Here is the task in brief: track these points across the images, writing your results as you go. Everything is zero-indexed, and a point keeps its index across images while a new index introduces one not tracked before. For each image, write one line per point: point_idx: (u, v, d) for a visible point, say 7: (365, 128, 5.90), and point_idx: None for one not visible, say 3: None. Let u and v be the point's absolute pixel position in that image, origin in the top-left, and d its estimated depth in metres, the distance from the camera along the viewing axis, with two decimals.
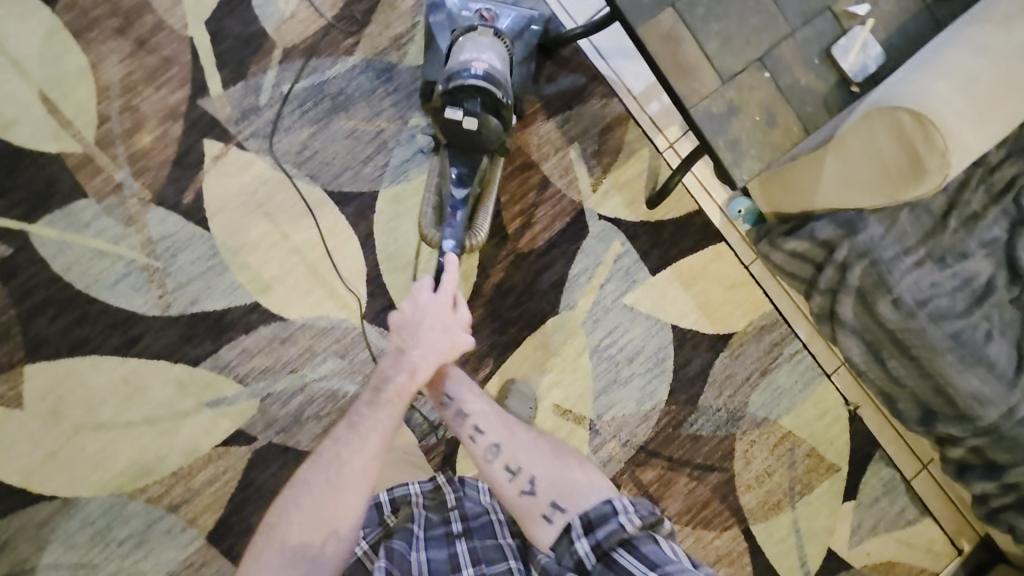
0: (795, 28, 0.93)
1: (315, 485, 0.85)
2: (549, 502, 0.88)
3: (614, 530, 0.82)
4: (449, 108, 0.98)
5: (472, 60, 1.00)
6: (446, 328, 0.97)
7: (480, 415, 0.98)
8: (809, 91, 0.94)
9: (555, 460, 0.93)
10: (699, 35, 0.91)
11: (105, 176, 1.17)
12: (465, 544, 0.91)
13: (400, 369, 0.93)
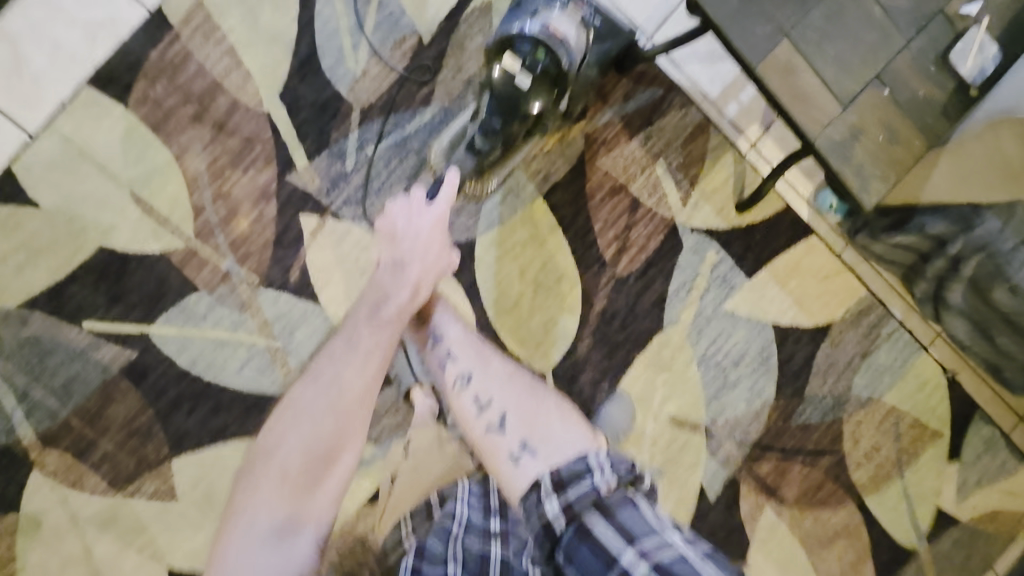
0: (909, 38, 0.92)
1: (306, 410, 0.84)
2: (517, 441, 0.91)
3: (584, 490, 0.79)
4: (507, 52, 1.01)
5: (548, 22, 1.01)
6: (421, 259, 0.97)
7: (459, 345, 1.02)
8: (927, 102, 0.92)
9: (527, 402, 0.95)
10: (816, 64, 0.90)
11: (211, 267, 1.18)
12: (500, 547, 0.79)
13: (400, 287, 0.95)
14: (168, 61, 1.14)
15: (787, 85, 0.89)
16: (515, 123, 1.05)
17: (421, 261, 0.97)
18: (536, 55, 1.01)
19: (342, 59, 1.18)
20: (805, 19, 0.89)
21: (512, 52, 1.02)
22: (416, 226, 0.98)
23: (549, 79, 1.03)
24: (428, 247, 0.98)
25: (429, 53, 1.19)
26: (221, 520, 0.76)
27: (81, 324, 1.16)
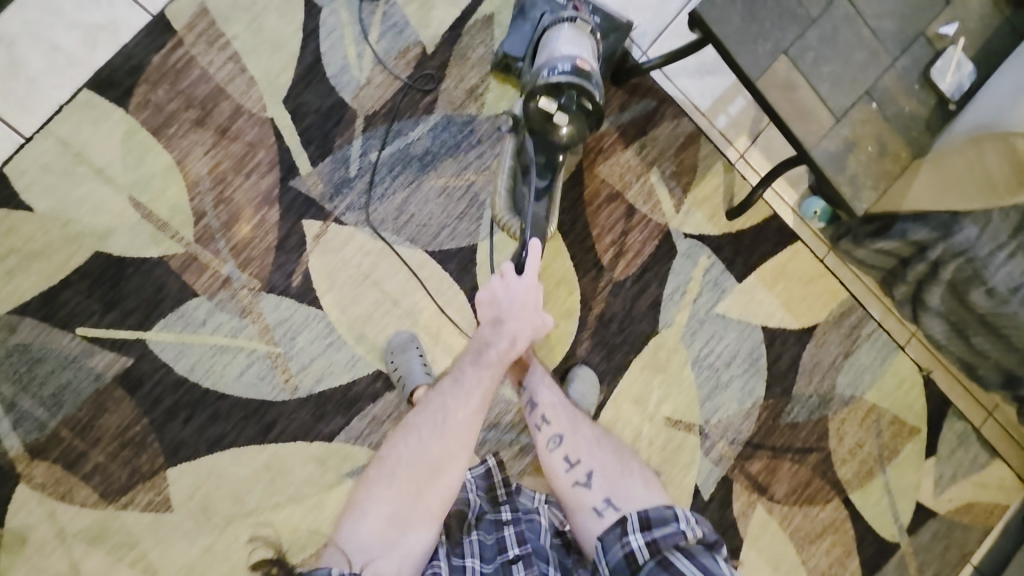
0: (894, 58, 0.98)
1: (422, 427, 0.97)
2: (603, 497, 0.98)
3: (677, 536, 0.88)
4: (544, 99, 1.01)
5: (575, 57, 1.04)
6: (522, 318, 1.02)
7: (550, 406, 1.09)
8: (913, 117, 0.99)
9: (614, 468, 1.03)
10: (813, 80, 0.95)
11: (211, 272, 1.16)
12: (512, 528, 0.97)
13: (501, 337, 1.01)
14: (170, 65, 1.13)
15: (786, 99, 0.94)
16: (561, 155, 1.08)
17: (522, 317, 1.02)
18: (570, 92, 1.02)
19: (346, 66, 1.19)
20: (801, 37, 0.95)
21: (547, 96, 1.02)
22: (512, 287, 1.03)
23: (585, 114, 1.04)
24: (519, 300, 1.02)
25: (433, 62, 1.22)
26: (344, 508, 0.94)
27: (73, 331, 1.13)
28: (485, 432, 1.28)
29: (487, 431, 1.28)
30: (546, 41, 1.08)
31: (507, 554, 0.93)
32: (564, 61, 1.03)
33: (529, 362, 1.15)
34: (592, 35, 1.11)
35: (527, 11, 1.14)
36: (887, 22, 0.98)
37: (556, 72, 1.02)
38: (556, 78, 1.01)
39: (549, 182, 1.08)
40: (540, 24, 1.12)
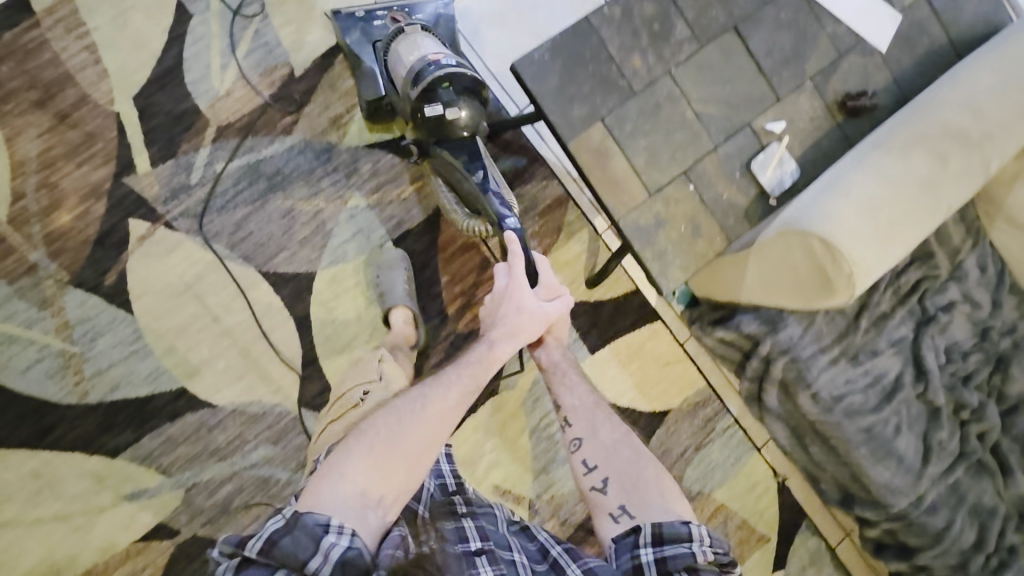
0: (717, 143, 0.97)
1: (402, 411, 0.78)
2: (618, 503, 0.84)
3: (685, 555, 0.75)
4: (428, 108, 1.01)
5: (425, 56, 1.04)
6: (516, 328, 0.92)
7: (573, 409, 0.98)
8: (729, 204, 0.98)
9: (629, 461, 0.88)
10: (627, 150, 0.93)
11: (17, 257, 1.10)
12: (472, 522, 0.81)
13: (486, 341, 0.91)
14: (22, 45, 1.11)
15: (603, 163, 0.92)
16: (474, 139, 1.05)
17: (518, 323, 0.93)
18: (446, 85, 1.02)
19: (207, 76, 1.18)
20: (618, 108, 0.93)
21: (429, 101, 1.01)
22: (512, 298, 0.93)
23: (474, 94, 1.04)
24: (511, 296, 0.93)
25: (299, 86, 1.22)
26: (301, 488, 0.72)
27: None
28: (290, 471, 1.20)
29: (292, 471, 1.20)
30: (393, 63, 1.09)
31: (468, 545, 0.75)
32: (421, 67, 1.03)
33: (547, 349, 1.06)
34: (423, 30, 1.11)
35: (356, 52, 1.18)
36: (712, 108, 0.97)
37: (422, 77, 1.01)
38: (428, 79, 1.00)
39: (482, 171, 1.03)
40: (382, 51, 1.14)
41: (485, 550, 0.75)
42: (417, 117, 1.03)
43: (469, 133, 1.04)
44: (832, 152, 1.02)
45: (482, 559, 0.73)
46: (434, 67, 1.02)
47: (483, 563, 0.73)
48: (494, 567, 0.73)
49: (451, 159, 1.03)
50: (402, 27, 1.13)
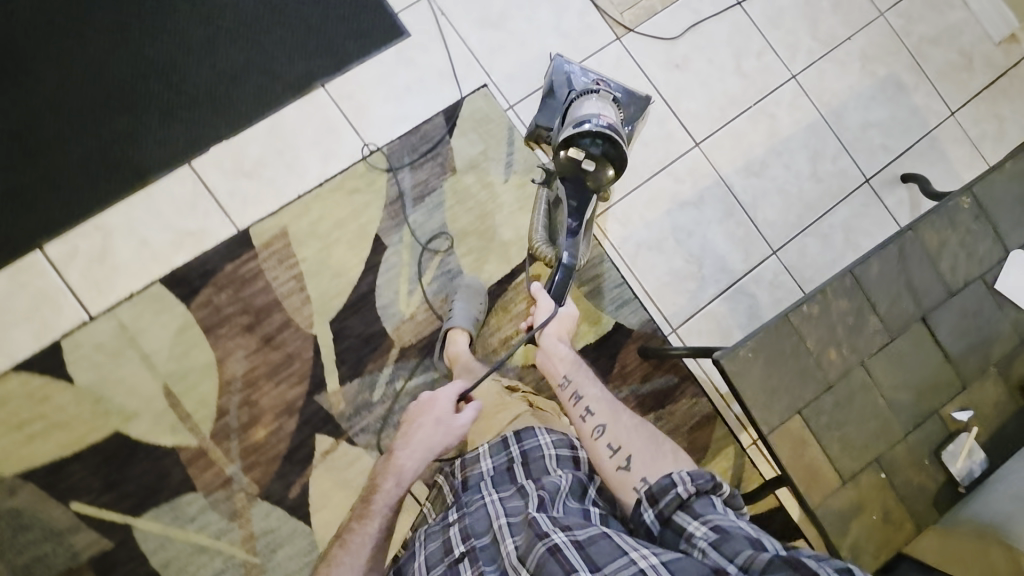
0: (907, 429, 0.99)
1: None
2: (641, 476, 0.87)
3: (672, 500, 0.74)
4: (569, 150, 1.10)
5: (599, 111, 1.12)
6: (425, 438, 0.97)
7: (593, 399, 1.00)
8: (920, 490, 0.98)
9: (617, 413, 0.98)
10: (823, 440, 0.96)
11: (215, 470, 1.19)
12: (457, 525, 0.87)
13: (396, 483, 0.94)
14: (240, 274, 1.26)
15: (751, 369, 0.94)
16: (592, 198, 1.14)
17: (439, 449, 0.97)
18: (598, 143, 1.09)
19: (396, 300, 1.29)
20: (815, 400, 0.97)
21: (574, 146, 1.09)
22: (424, 438, 0.97)
23: (614, 164, 1.11)
24: (440, 422, 0.99)
25: None
26: None
27: (67, 504, 1.15)
28: None
29: None
30: (571, 103, 1.17)
31: (451, 556, 0.83)
32: (588, 117, 1.10)
33: (555, 366, 1.06)
34: (614, 102, 1.17)
35: (555, 89, 1.29)
36: (902, 394, 1.00)
37: (583, 123, 1.09)
38: (586, 130, 1.07)
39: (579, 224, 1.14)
40: (566, 101, 1.21)
41: (466, 549, 0.82)
42: (554, 152, 1.13)
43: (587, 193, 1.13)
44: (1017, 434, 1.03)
45: (463, 564, 0.81)
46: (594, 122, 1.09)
47: (465, 567, 0.80)
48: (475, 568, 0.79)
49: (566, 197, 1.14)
50: (598, 91, 1.18)
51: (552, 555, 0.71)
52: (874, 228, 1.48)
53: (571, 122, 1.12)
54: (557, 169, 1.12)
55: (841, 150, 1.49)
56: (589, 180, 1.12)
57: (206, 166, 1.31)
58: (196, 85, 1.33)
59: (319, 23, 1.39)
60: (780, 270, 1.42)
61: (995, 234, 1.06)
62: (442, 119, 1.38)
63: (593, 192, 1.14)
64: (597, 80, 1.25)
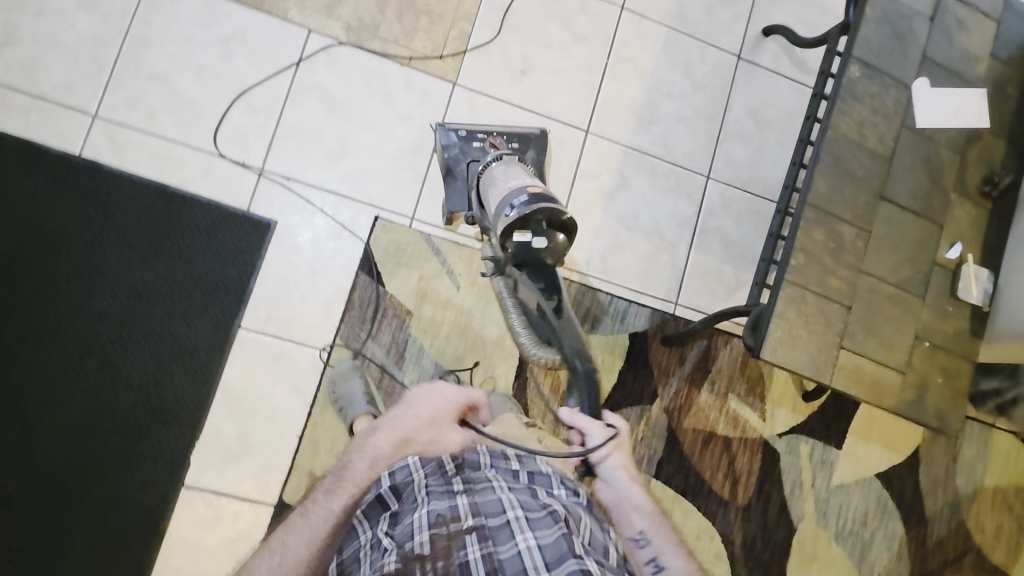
0: (923, 293, 1.09)
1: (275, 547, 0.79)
2: None
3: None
4: (515, 237, 1.02)
5: (525, 184, 1.08)
6: (433, 411, 0.93)
7: None
8: (958, 335, 1.10)
9: None
10: (872, 352, 1.06)
11: None
12: (466, 498, 0.78)
13: (362, 457, 0.87)
14: None
15: (787, 343, 1.02)
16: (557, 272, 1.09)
17: (420, 435, 0.90)
18: (540, 219, 1.02)
19: None
20: (847, 327, 1.05)
21: (519, 231, 1.02)
22: (404, 423, 0.92)
23: (566, 230, 1.05)
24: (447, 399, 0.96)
25: None
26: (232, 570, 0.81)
27: None
28: None
29: None
30: (489, 189, 1.14)
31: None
32: (520, 191, 1.05)
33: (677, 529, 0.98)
34: (515, 159, 1.19)
35: (454, 167, 1.26)
36: (906, 270, 1.09)
37: (513, 201, 1.04)
38: (522, 208, 1.01)
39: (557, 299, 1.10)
40: (474, 178, 1.21)
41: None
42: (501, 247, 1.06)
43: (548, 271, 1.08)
44: (998, 234, 1.14)
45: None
46: (519, 197, 1.04)
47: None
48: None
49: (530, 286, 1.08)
50: (500, 154, 1.21)
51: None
52: (761, 98, 1.52)
53: (500, 205, 1.06)
54: (507, 257, 1.06)
55: (703, 47, 1.49)
56: (549, 254, 1.04)
57: (204, 476, 1.17)
58: (131, 412, 1.15)
59: (191, 264, 1.18)
60: (722, 189, 1.48)
61: (893, 82, 1.11)
62: (367, 276, 1.26)
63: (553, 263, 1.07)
64: (489, 138, 1.28)
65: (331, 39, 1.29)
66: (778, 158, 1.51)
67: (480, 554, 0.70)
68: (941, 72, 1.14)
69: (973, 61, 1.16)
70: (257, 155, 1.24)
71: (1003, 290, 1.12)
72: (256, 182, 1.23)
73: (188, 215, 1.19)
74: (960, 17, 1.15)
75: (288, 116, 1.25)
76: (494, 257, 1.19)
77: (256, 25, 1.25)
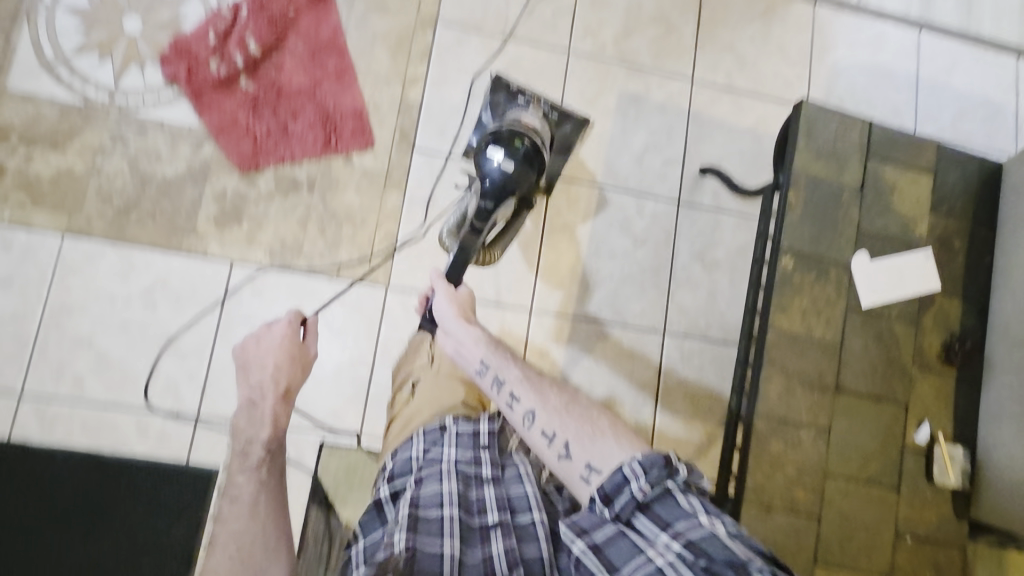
0: (894, 484, 1.04)
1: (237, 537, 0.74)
2: (564, 443, 0.81)
3: (628, 501, 0.73)
4: (490, 150, 1.09)
5: (524, 120, 1.19)
6: (271, 363, 0.90)
7: (515, 381, 0.89)
8: (942, 522, 1.04)
9: (542, 389, 0.88)
10: (848, 564, 1.00)
11: None
12: (492, 490, 0.83)
13: (257, 425, 0.84)
14: None
15: None
16: (511, 195, 1.08)
17: (292, 381, 0.89)
18: (516, 144, 1.10)
19: None
20: (819, 540, 1.00)
21: (496, 144, 1.10)
22: (260, 370, 0.89)
23: (533, 166, 1.11)
24: (294, 356, 0.91)
25: None
26: None
27: None
28: None
29: None
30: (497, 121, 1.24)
31: (484, 520, 0.79)
32: (517, 126, 1.15)
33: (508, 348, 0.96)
34: (547, 119, 1.25)
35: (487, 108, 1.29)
36: (873, 463, 1.03)
37: (512, 129, 1.13)
38: (512, 133, 1.11)
39: (486, 220, 1.08)
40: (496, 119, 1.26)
41: (503, 520, 0.79)
42: (478, 165, 1.11)
43: (506, 192, 1.08)
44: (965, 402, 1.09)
45: (496, 532, 0.78)
46: (515, 129, 1.13)
47: (497, 535, 0.77)
48: (506, 538, 0.77)
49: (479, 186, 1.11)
50: (527, 103, 1.26)
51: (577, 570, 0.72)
52: (706, 239, 1.49)
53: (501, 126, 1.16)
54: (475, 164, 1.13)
55: (635, 199, 1.48)
56: (517, 185, 1.09)
57: None
58: None
59: (133, 535, 1.14)
60: (681, 341, 1.42)
61: (833, 264, 1.08)
62: (317, 508, 1.20)
63: (512, 199, 1.09)
64: (530, 101, 1.27)
65: (253, 266, 1.28)
66: (735, 299, 1.47)
67: (502, 548, 0.76)
68: (882, 244, 1.11)
69: (914, 223, 1.14)
70: (191, 402, 1.21)
71: (985, 467, 1.05)
72: (194, 430, 1.20)
73: (128, 482, 1.16)
74: (894, 181, 1.14)
75: (218, 356, 1.23)
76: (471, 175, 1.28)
77: (176, 266, 1.24)
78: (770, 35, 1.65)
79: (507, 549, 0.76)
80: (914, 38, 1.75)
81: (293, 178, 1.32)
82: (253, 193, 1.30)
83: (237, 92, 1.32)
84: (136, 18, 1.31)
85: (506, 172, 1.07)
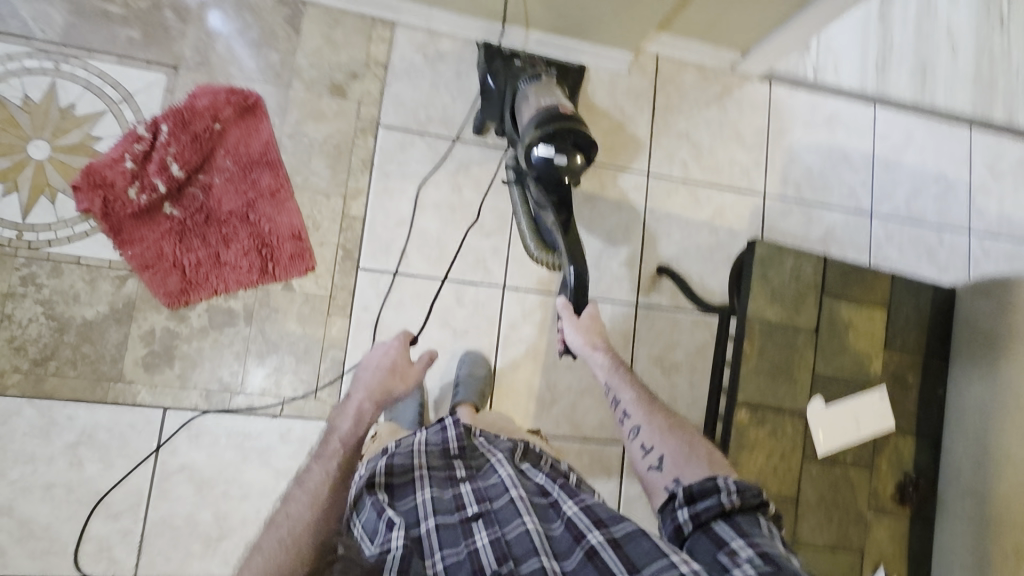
0: None
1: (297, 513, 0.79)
2: (659, 456, 0.88)
3: (712, 507, 0.74)
4: (537, 147, 1.06)
5: (555, 103, 1.12)
6: (383, 365, 0.96)
7: (629, 401, 0.98)
8: None
9: (652, 410, 0.95)
10: None
11: None
12: (468, 485, 0.89)
13: (346, 420, 0.89)
14: None
15: None
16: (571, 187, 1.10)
17: (392, 386, 0.94)
18: (561, 134, 1.05)
19: None
20: None
21: (543, 142, 1.06)
22: (368, 379, 0.94)
23: (582, 153, 1.07)
24: (395, 367, 0.96)
25: None
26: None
27: None
28: None
29: None
30: (521, 104, 1.20)
31: (465, 513, 0.82)
32: (550, 112, 1.09)
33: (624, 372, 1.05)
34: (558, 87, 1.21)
35: (490, 87, 1.28)
36: None
37: (547, 116, 1.08)
38: (553, 122, 1.06)
39: (562, 218, 1.11)
40: (507, 101, 1.27)
41: (483, 511, 0.83)
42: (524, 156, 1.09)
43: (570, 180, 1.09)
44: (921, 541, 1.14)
45: (478, 524, 0.81)
46: (552, 115, 1.08)
47: (479, 527, 0.80)
48: (490, 529, 0.80)
49: (540, 183, 1.11)
50: (536, 73, 1.24)
51: (589, 560, 0.72)
52: (664, 341, 1.46)
53: (535, 117, 1.10)
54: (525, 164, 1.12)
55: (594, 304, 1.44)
56: (566, 173, 1.07)
57: None
58: None
59: None
60: None
61: (787, 417, 1.07)
62: None
63: (570, 185, 1.10)
64: (529, 63, 1.29)
65: (188, 412, 1.20)
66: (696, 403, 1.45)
67: (488, 539, 0.78)
68: (837, 387, 1.11)
69: (869, 360, 1.13)
70: (128, 563, 1.15)
71: None
72: None
73: None
74: (850, 318, 1.12)
75: (154, 512, 1.17)
76: (515, 169, 1.27)
77: (102, 420, 1.16)
78: (729, 116, 1.58)
79: (492, 539, 0.78)
80: (868, 114, 1.69)
81: (228, 310, 1.23)
82: (184, 329, 1.21)
83: (161, 220, 1.20)
84: (43, 141, 1.17)
85: (562, 168, 1.06)
